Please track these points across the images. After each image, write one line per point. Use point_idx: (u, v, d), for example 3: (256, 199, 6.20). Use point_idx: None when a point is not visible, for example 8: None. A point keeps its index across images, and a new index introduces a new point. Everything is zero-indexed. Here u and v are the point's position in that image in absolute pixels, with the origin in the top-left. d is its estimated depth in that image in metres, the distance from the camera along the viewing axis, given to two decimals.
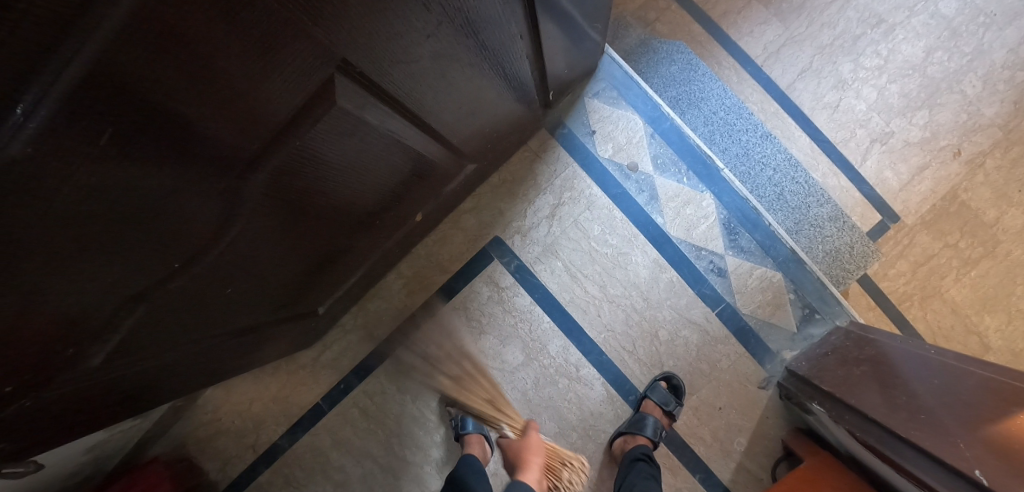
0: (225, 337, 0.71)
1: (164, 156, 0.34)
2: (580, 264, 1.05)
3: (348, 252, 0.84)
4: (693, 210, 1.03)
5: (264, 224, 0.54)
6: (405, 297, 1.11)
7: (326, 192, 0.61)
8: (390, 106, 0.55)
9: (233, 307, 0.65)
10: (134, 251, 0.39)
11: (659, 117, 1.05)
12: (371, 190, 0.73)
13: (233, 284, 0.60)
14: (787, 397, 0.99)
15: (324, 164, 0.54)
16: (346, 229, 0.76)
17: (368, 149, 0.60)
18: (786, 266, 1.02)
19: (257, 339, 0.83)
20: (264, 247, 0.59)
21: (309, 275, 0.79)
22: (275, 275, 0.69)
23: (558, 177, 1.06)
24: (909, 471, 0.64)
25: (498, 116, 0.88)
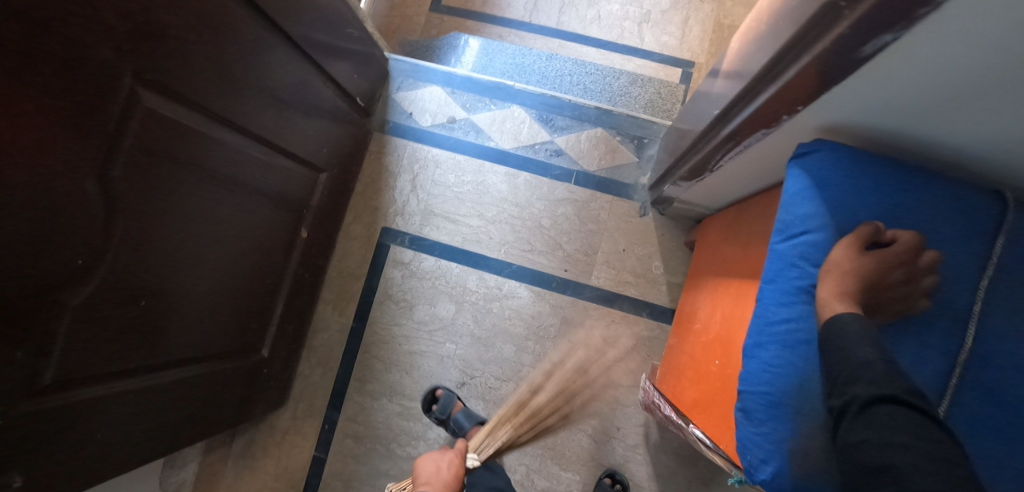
0: (165, 366, 0.83)
1: (32, 150, 0.51)
2: (455, 209, 1.22)
3: (255, 275, 0.99)
4: (511, 122, 1.25)
5: (150, 231, 0.70)
6: (340, 317, 1.23)
7: (195, 203, 0.77)
8: (204, 116, 0.75)
9: (159, 329, 0.78)
10: (38, 240, 0.54)
11: (451, 78, 1.30)
12: (244, 203, 0.90)
13: (148, 299, 0.74)
14: (659, 207, 1.15)
15: (175, 171, 0.72)
16: (239, 247, 0.92)
17: (211, 159, 0.79)
18: (600, 121, 1.23)
19: (208, 377, 0.94)
20: (162, 260, 0.74)
21: (228, 300, 0.93)
22: (190, 296, 0.83)
23: (403, 158, 1.26)
24: (709, 162, 0.77)
25: (322, 127, 1.08)
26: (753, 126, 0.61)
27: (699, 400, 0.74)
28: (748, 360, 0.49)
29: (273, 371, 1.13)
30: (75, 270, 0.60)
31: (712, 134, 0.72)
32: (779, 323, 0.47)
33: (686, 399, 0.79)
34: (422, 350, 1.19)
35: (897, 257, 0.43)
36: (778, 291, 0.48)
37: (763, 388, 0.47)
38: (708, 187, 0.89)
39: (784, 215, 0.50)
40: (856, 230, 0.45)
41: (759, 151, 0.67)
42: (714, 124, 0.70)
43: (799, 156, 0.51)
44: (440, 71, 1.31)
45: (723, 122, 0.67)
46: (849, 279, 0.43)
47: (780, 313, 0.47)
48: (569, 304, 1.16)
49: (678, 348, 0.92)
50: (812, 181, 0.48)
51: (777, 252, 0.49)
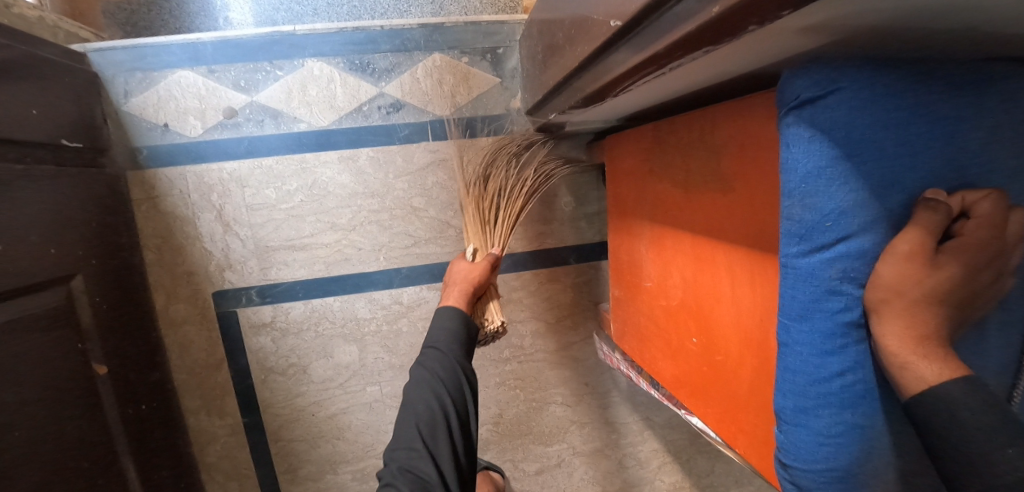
0: None
1: None
2: (297, 232, 0.90)
3: (73, 472, 0.68)
4: (316, 86, 0.88)
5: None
6: (224, 419, 0.95)
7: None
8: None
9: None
10: None
11: (196, 49, 0.85)
12: None
13: None
14: (550, 133, 0.91)
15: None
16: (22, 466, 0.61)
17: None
18: (432, 42, 0.89)
19: None
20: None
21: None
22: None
23: (190, 193, 0.88)
24: (623, 82, 0.60)
25: (16, 214, 0.66)
26: (690, 41, 0.41)
27: (685, 380, 0.68)
28: (792, 427, 0.42)
29: None
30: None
31: (623, 44, 0.53)
32: (832, 379, 0.39)
33: (664, 374, 0.74)
34: (343, 407, 0.96)
35: (978, 243, 0.35)
36: (819, 333, 0.39)
37: (825, 465, 0.40)
38: (614, 104, 0.71)
39: (801, 213, 0.37)
40: (915, 217, 0.35)
41: (696, 66, 0.51)
42: (621, 34, 0.51)
43: (798, 107, 0.36)
44: (173, 43, 0.85)
45: (654, 25, 0.45)
46: (917, 308, 0.35)
47: (829, 368, 0.39)
48: None
49: (630, 305, 0.83)
50: (835, 152, 0.35)
51: (802, 270, 0.38)
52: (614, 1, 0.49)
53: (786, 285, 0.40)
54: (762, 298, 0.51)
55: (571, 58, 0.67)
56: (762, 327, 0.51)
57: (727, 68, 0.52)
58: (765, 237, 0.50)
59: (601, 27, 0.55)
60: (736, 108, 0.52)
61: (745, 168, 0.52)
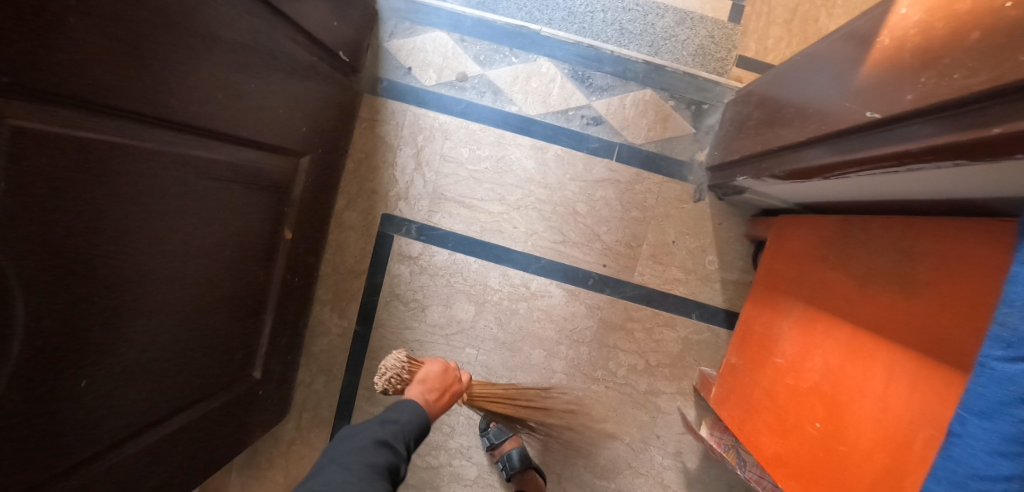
0: (138, 430, 0.68)
1: None
2: (470, 192, 1.00)
3: (232, 300, 0.81)
4: (539, 81, 0.99)
5: (59, 290, 0.50)
6: (341, 320, 1.07)
7: (131, 239, 0.57)
8: (86, 111, 0.50)
9: (106, 403, 0.60)
10: None
11: (458, 19, 1.01)
12: (212, 218, 0.71)
13: (87, 373, 0.56)
14: (722, 193, 0.95)
15: (92, 208, 0.51)
16: (207, 275, 0.73)
17: (151, 182, 0.58)
18: (649, 80, 0.99)
19: (199, 424, 0.80)
20: (101, 320, 0.56)
21: (200, 338, 0.75)
22: (148, 352, 0.65)
23: (403, 128, 1.01)
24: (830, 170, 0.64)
25: (295, 102, 0.83)
26: (938, 153, 0.45)
27: (789, 460, 0.67)
28: None
29: (270, 394, 1.00)
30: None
31: (858, 138, 0.57)
32: (993, 480, 0.33)
33: (764, 450, 0.74)
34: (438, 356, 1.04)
35: None
36: (996, 432, 0.34)
37: None
38: (810, 187, 0.76)
39: (1017, 321, 0.35)
40: None
41: (925, 176, 0.53)
42: (865, 126, 0.55)
43: None
44: (444, 8, 1.02)
45: (898, 128, 0.50)
46: None
47: (996, 468, 0.33)
48: (608, 303, 1.00)
49: (746, 374, 0.84)
50: None
51: (1000, 372, 0.35)
52: (867, 101, 0.55)
53: (975, 382, 0.38)
54: (918, 404, 0.50)
55: (787, 134, 0.73)
56: (908, 429, 0.50)
57: (958, 188, 0.53)
58: (940, 349, 0.50)
59: (843, 115, 0.60)
60: (954, 227, 0.54)
61: (941, 281, 0.53)
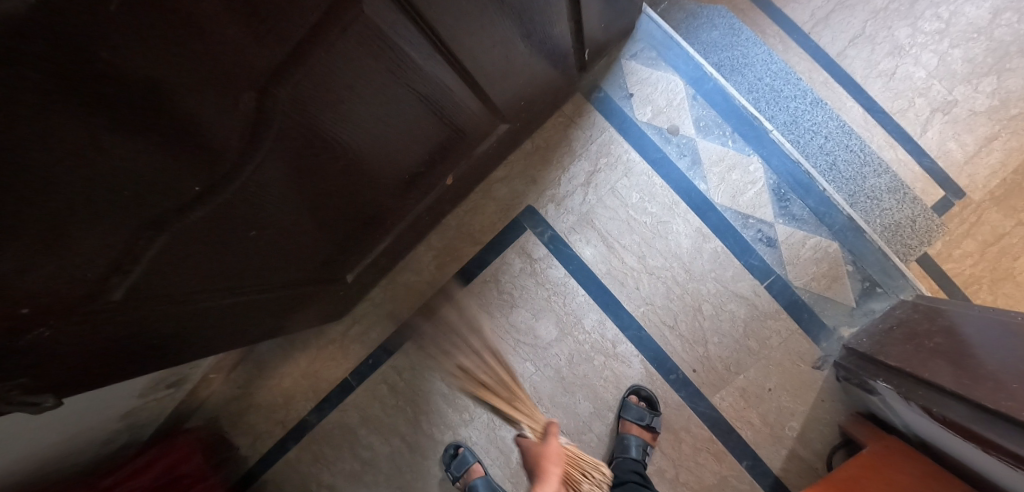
0: (259, 290, 0.73)
1: (177, 105, 0.35)
2: (617, 234, 1.00)
3: (368, 209, 0.84)
4: (739, 175, 0.97)
5: (283, 151, 0.52)
6: (435, 270, 1.10)
7: (348, 133, 0.60)
8: (407, 25, 0.52)
9: (246, 253, 0.63)
10: (157, 191, 0.40)
11: (701, 78, 0.99)
12: (409, 138, 0.73)
13: (255, 226, 0.60)
14: (845, 378, 0.90)
15: (345, 100, 0.54)
16: (366, 183, 0.75)
17: (392, 96, 0.61)
18: (843, 235, 0.94)
19: (296, 297, 0.86)
20: (286, 184, 0.59)
21: (330, 228, 0.79)
22: (291, 223, 0.68)
23: (593, 143, 1.02)
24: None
25: (528, 79, 0.85)
26: None
27: None
28: None
29: (346, 296, 1.05)
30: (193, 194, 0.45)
31: (1002, 426, 0.54)
32: None
33: None
34: (499, 352, 1.06)
35: None
36: None
37: None
38: (929, 427, 0.71)
39: None
40: None
41: None
42: (999, 414, 0.55)
43: None
44: (695, 61, 1.01)
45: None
46: None
47: None
48: (676, 405, 0.98)
49: None
50: None
51: None
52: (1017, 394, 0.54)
53: None
54: None
55: (922, 366, 0.71)
56: None
57: None
58: None
59: (986, 390, 0.59)
60: None
61: None
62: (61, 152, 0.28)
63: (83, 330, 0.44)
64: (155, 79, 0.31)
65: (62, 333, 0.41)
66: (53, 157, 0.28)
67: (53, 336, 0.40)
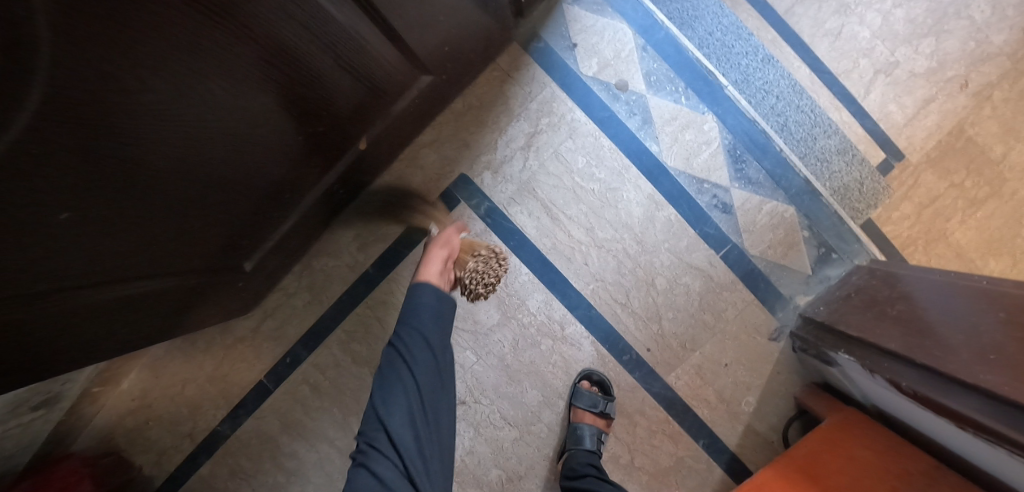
0: (128, 301, 0.56)
1: None
2: (563, 204, 0.89)
3: (260, 182, 0.67)
4: (693, 136, 0.88)
5: (139, 107, 0.37)
6: (357, 253, 0.95)
7: (212, 83, 0.43)
8: None
9: (94, 257, 0.45)
10: None
11: (652, 26, 0.89)
12: (307, 92, 0.58)
13: (103, 224, 0.43)
14: (800, 348, 0.86)
15: (198, 32, 0.37)
16: (255, 151, 0.60)
17: (281, 32, 0.46)
18: (798, 199, 0.88)
19: (181, 298, 0.69)
20: (158, 155, 0.44)
21: (217, 214, 0.62)
22: (159, 215, 0.51)
23: (534, 100, 0.89)
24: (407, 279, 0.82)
25: (449, 22, 0.70)
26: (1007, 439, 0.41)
27: None
28: None
29: (247, 287, 0.88)
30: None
31: (951, 388, 0.50)
32: None
33: None
34: None
35: None
36: None
37: None
38: (888, 397, 0.67)
39: None
40: None
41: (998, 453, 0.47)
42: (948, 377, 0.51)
43: None
44: (644, 8, 0.90)
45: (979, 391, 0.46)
46: None
47: None
48: (629, 387, 0.91)
49: None
50: None
51: None
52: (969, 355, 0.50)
53: None
54: None
55: (875, 332, 0.67)
56: None
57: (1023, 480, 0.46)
58: None
59: (939, 352, 0.54)
60: None
61: None
62: None
63: None
64: None
65: None
66: None
67: None
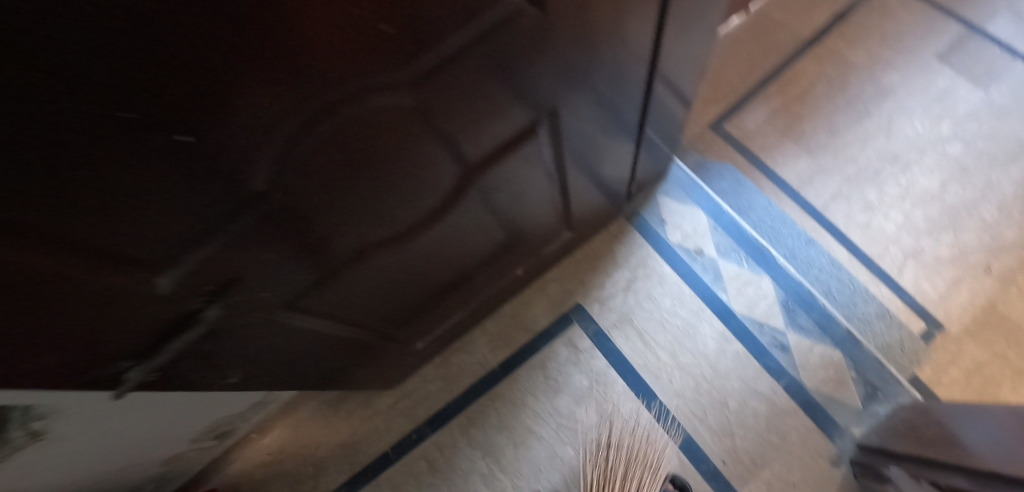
0: (321, 340, 0.78)
1: (239, 123, 0.32)
2: (653, 332, 1.17)
3: (447, 285, 0.98)
4: (754, 290, 1.17)
5: (366, 197, 0.53)
6: (488, 352, 1.24)
7: (422, 193, 0.61)
8: (504, 99, 0.55)
9: (306, 296, 0.63)
10: (198, 208, 0.36)
11: (719, 213, 1.26)
12: (491, 222, 0.86)
13: (319, 274, 0.60)
14: (859, 472, 1.00)
15: (421, 159, 0.54)
16: (444, 257, 0.85)
17: (473, 165, 0.64)
18: (843, 345, 1.11)
19: (366, 355, 0.98)
20: (371, 231, 0.61)
21: (407, 296, 0.88)
22: (357, 280, 0.70)
23: (633, 256, 1.24)
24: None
25: (585, 203, 1.09)
26: None
27: None
28: None
29: (406, 366, 1.17)
30: (408, 231, 0.68)
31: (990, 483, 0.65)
32: None
33: None
34: (542, 435, 1.15)
35: None
36: None
37: None
38: None
39: None
40: None
41: None
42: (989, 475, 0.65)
43: None
44: (712, 200, 1.29)
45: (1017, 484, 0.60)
46: None
47: None
48: None
49: None
50: None
51: None
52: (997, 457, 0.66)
53: None
54: None
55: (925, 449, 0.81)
56: None
57: None
58: None
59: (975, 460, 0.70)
60: None
61: None
62: (59, 133, 0.23)
63: (135, 337, 0.43)
64: (206, 85, 0.27)
65: (108, 336, 0.40)
66: (53, 135, 0.23)
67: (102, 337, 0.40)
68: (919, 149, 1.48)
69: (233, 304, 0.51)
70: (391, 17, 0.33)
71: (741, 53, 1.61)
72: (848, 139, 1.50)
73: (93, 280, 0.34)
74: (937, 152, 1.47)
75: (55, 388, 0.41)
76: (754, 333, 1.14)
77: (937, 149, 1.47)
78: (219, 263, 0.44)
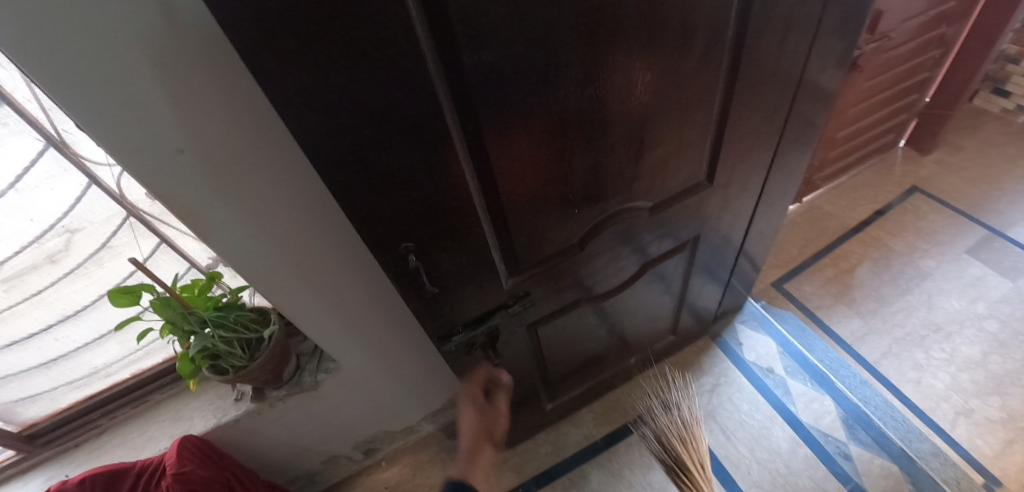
0: (515, 360, 1.15)
1: (549, 110, 0.61)
2: (733, 428, 1.41)
3: (586, 358, 1.35)
4: (818, 406, 1.42)
5: (588, 200, 0.81)
6: (593, 427, 1.50)
7: (615, 212, 0.88)
8: (679, 144, 0.82)
9: (530, 293, 0.94)
10: (515, 165, 0.65)
11: (786, 342, 1.58)
12: (633, 309, 1.27)
13: (543, 267, 0.89)
14: None
15: (621, 174, 0.80)
16: (600, 322, 1.23)
17: (650, 199, 0.91)
18: (900, 461, 1.30)
19: (520, 400, 1.32)
20: (579, 238, 0.89)
21: (567, 350, 1.26)
22: (554, 285, 0.97)
23: (715, 365, 1.55)
24: None
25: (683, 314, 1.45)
26: None
27: None
28: None
29: (528, 423, 1.45)
30: (598, 297, 1.12)
31: None
32: None
33: None
34: None
35: None
36: None
37: None
38: None
39: None
40: None
41: None
42: None
43: None
44: (779, 332, 1.63)
45: None
46: None
47: None
48: None
49: None
50: None
51: None
52: None
53: None
54: None
55: None
56: None
57: None
58: None
59: None
60: None
61: None
62: (490, 90, 0.53)
63: (454, 265, 0.74)
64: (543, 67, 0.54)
65: (438, 255, 0.71)
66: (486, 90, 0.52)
67: (437, 254, 0.70)
68: (958, 322, 1.68)
69: (491, 260, 0.79)
70: (626, 52, 0.60)
71: (797, 230, 2.06)
72: (893, 310, 1.74)
73: (455, 200, 0.64)
74: (974, 327, 1.66)
75: (405, 289, 0.73)
76: (820, 439, 1.36)
77: (975, 324, 1.67)
78: (503, 217, 0.72)
